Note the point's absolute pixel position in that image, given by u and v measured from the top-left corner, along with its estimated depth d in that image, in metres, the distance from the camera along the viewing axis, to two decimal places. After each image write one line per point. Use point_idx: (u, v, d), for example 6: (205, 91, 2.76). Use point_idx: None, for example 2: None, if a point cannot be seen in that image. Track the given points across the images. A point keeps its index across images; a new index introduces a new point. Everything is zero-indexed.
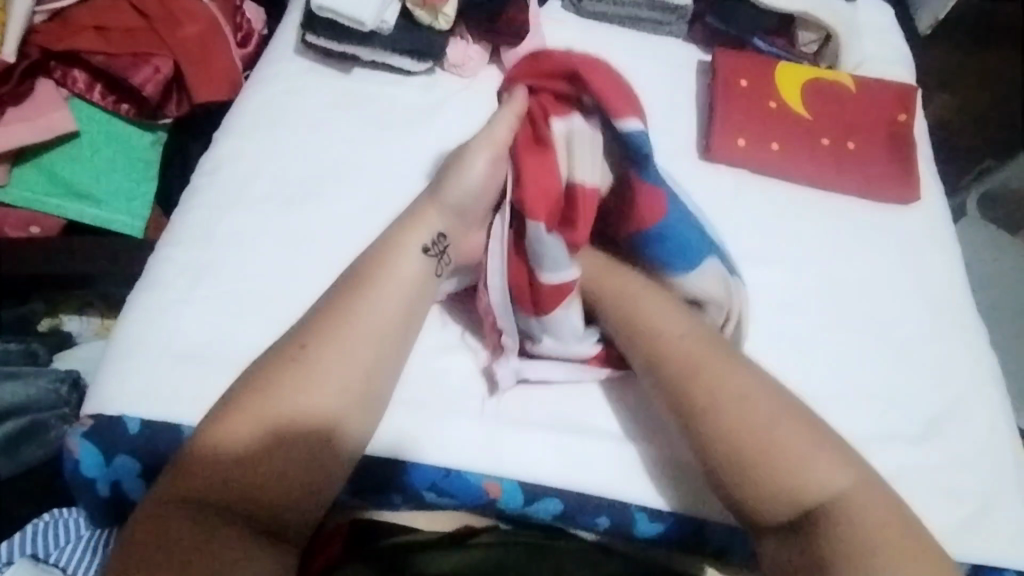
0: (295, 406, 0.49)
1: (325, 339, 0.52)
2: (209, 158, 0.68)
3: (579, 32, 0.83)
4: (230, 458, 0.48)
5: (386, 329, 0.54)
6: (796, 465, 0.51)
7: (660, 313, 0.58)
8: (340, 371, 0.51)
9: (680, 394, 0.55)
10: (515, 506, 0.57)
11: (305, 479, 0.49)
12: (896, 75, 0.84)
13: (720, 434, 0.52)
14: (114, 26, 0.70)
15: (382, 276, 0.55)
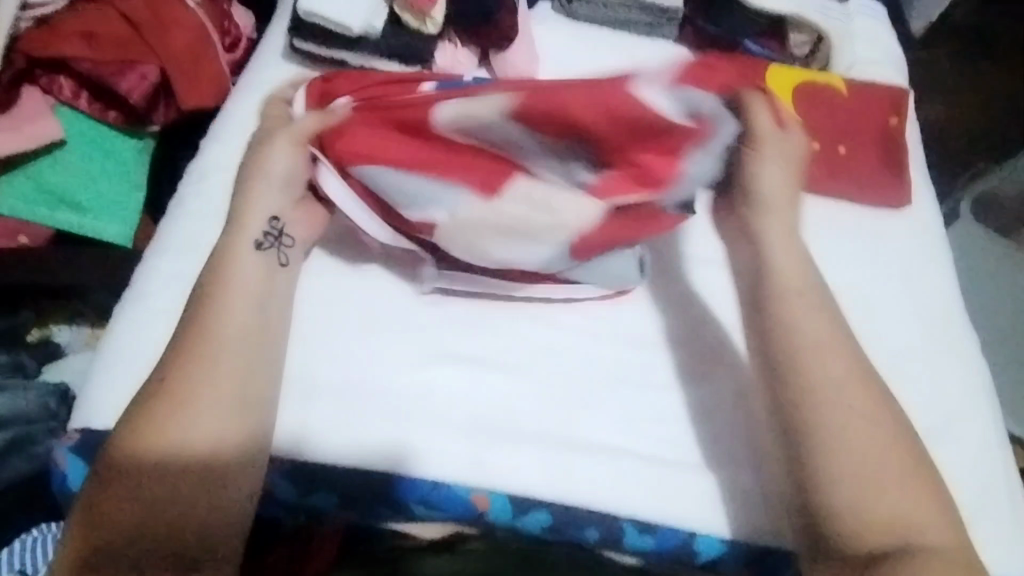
0: (161, 424, 0.50)
1: (186, 354, 0.52)
2: (197, 166, 0.68)
3: (570, 35, 0.83)
4: (126, 487, 0.48)
5: (245, 330, 0.54)
6: (888, 486, 0.50)
7: (804, 301, 0.57)
8: (207, 378, 0.52)
9: (784, 381, 0.54)
10: (504, 518, 0.57)
11: (209, 492, 0.49)
12: (887, 78, 0.84)
13: (816, 431, 0.52)
14: (99, 33, 0.69)
15: (230, 286, 0.56)
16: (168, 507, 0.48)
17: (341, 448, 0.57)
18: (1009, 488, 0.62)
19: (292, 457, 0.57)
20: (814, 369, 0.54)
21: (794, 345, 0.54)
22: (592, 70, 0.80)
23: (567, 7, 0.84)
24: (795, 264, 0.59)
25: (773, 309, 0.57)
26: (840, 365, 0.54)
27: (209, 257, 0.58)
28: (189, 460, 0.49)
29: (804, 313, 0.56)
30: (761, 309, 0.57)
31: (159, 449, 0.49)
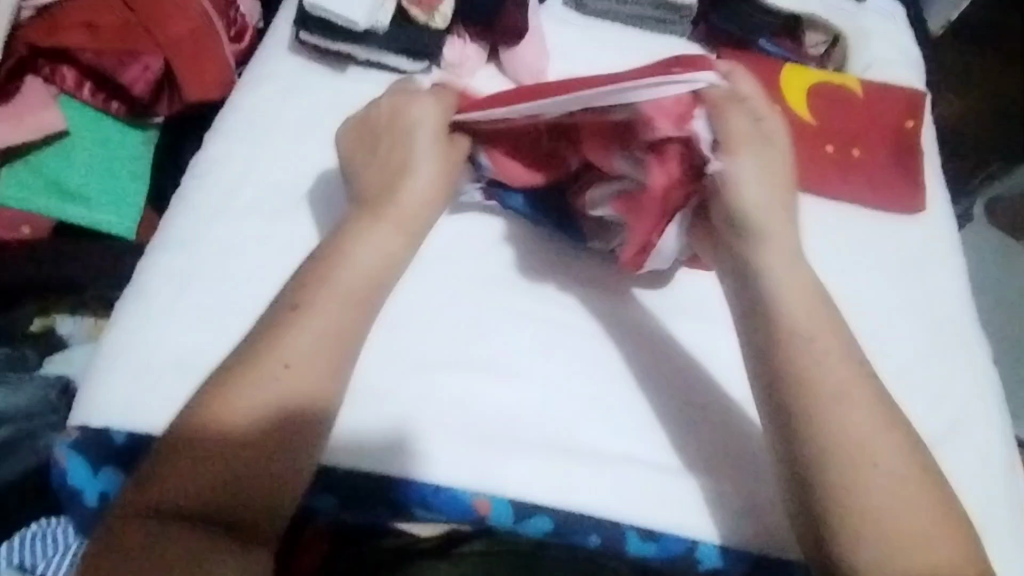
0: (253, 397, 0.49)
1: (291, 327, 0.52)
2: (200, 159, 0.67)
3: (580, 30, 0.81)
4: (202, 450, 0.48)
5: (351, 311, 0.53)
6: (905, 544, 0.48)
7: (800, 319, 0.53)
8: (315, 360, 0.51)
9: (808, 418, 0.50)
10: (505, 521, 0.56)
11: (283, 472, 0.49)
12: (904, 79, 0.82)
13: (846, 478, 0.48)
14: (102, 22, 0.69)
15: (350, 266, 0.54)
16: (233, 485, 0.47)
17: (341, 446, 0.56)
18: (1014, 503, 0.61)
19: None
20: (818, 371, 0.51)
21: (819, 383, 0.51)
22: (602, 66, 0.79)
23: (578, 1, 0.82)
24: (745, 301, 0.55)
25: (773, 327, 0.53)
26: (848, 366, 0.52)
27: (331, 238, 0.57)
28: (265, 445, 0.48)
29: (824, 347, 0.52)
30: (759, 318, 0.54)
31: (252, 417, 0.49)
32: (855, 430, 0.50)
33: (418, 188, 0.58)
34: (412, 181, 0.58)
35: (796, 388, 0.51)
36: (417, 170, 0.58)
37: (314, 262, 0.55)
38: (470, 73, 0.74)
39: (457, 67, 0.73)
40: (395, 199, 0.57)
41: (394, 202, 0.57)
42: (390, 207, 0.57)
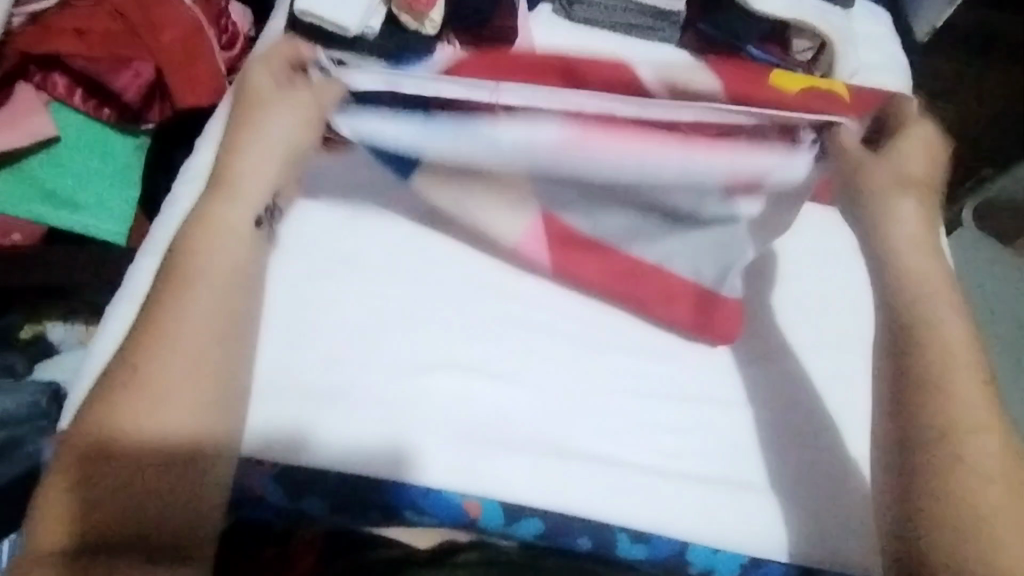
0: (128, 416, 0.49)
1: (143, 340, 0.51)
2: (191, 166, 0.68)
3: (569, 37, 0.82)
4: (104, 471, 0.48)
5: (209, 296, 0.54)
6: (978, 489, 0.50)
7: (943, 305, 0.56)
8: (162, 369, 0.50)
9: (939, 404, 0.52)
10: (495, 525, 0.56)
11: (184, 480, 0.49)
12: (890, 84, 0.84)
13: (959, 471, 0.50)
14: (94, 29, 0.69)
15: (198, 264, 0.54)
16: (137, 496, 0.48)
17: (332, 451, 0.57)
18: None
19: (281, 463, 0.56)
20: (941, 323, 0.55)
21: (951, 368, 0.53)
22: (591, 72, 0.80)
23: (567, 9, 0.83)
24: (933, 265, 0.58)
25: (918, 325, 0.55)
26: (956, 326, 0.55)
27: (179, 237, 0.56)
28: (156, 457, 0.49)
29: (957, 338, 0.55)
30: (902, 310, 0.56)
31: (133, 440, 0.49)
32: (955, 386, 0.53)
33: (245, 176, 0.57)
34: (247, 168, 0.57)
35: (928, 378, 0.53)
36: (236, 160, 0.57)
37: (162, 268, 0.55)
38: None
39: None
40: (237, 189, 0.57)
41: (225, 193, 0.57)
42: (230, 198, 0.57)
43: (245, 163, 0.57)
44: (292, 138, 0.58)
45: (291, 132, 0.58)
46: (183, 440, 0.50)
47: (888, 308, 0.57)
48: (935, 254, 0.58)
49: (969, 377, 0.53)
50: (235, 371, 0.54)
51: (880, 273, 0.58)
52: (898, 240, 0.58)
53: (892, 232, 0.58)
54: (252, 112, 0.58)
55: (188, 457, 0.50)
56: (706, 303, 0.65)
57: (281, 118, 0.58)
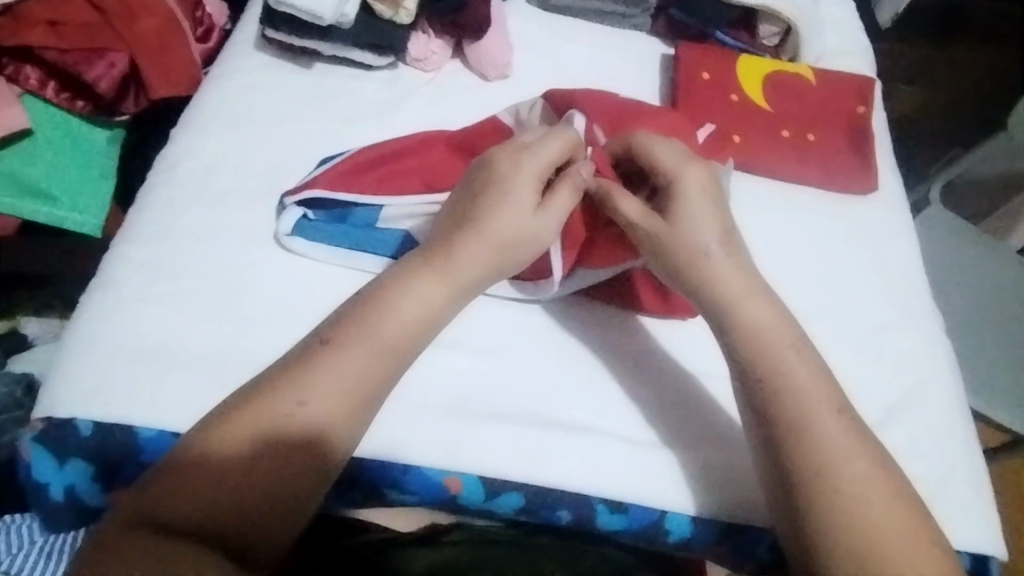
0: (286, 434, 0.48)
1: (307, 372, 0.50)
2: (167, 155, 0.68)
3: (542, 25, 0.83)
4: (206, 476, 0.47)
5: (386, 362, 0.52)
6: (879, 523, 0.48)
7: (783, 348, 0.54)
8: (323, 398, 0.50)
9: (801, 448, 0.51)
10: (477, 500, 0.58)
11: (281, 498, 0.48)
12: (855, 67, 0.86)
13: (838, 506, 0.49)
14: (65, 21, 0.69)
15: (395, 304, 0.54)
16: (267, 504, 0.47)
17: None
18: (970, 461, 0.64)
19: None
20: (786, 364, 0.54)
21: (806, 409, 0.52)
22: (564, 59, 0.81)
23: None
24: (766, 309, 0.56)
25: (773, 372, 0.53)
26: (807, 365, 0.54)
27: (365, 295, 0.55)
28: (261, 474, 0.47)
29: (808, 380, 0.53)
30: (744, 363, 0.54)
31: (244, 452, 0.48)
32: (825, 429, 0.51)
33: (475, 256, 0.56)
34: (465, 253, 0.56)
35: (788, 418, 0.52)
36: (462, 238, 0.56)
37: (344, 309, 0.54)
38: (434, 68, 0.76)
39: (424, 62, 0.75)
40: (450, 266, 0.56)
41: (440, 269, 0.55)
42: (441, 277, 0.55)
43: (468, 243, 0.56)
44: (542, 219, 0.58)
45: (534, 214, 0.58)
46: (307, 469, 0.49)
47: (734, 362, 0.55)
48: (759, 293, 0.57)
49: (828, 413, 0.52)
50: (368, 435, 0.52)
51: (722, 331, 0.56)
52: (724, 293, 0.56)
53: (717, 288, 0.56)
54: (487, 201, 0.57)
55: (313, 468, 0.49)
56: (661, 287, 0.64)
57: (535, 216, 0.57)
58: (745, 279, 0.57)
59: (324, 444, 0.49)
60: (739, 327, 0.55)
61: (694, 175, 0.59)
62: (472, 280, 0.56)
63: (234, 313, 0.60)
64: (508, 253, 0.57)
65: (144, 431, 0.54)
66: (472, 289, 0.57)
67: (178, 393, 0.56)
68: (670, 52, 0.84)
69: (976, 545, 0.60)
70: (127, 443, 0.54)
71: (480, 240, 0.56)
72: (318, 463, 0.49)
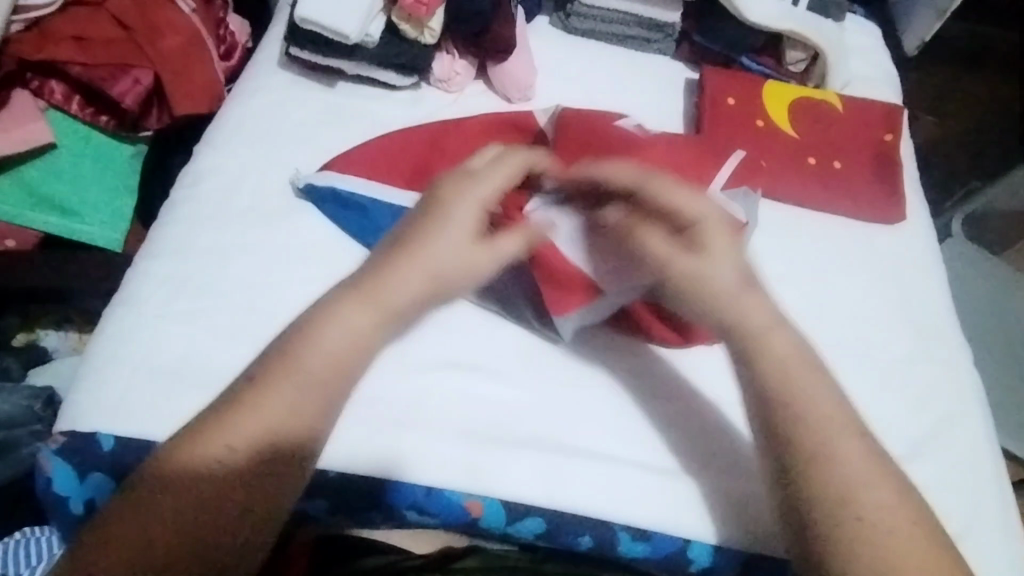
0: (203, 480, 0.46)
1: (228, 418, 0.47)
2: (189, 170, 0.68)
3: (566, 47, 0.83)
4: (150, 514, 0.45)
5: (317, 395, 0.48)
6: (899, 560, 0.47)
7: (806, 376, 0.52)
8: (243, 435, 0.46)
9: (825, 472, 0.49)
10: (497, 523, 0.56)
11: (223, 548, 0.45)
12: (881, 94, 0.85)
13: (861, 534, 0.47)
14: (91, 36, 0.70)
15: (311, 350, 0.49)
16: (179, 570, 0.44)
17: (334, 452, 0.56)
18: (1001, 497, 0.62)
19: None
20: (797, 386, 0.52)
21: (832, 437, 0.50)
22: (587, 81, 0.80)
23: (564, 20, 0.84)
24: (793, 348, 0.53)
25: (785, 396, 0.51)
26: (826, 393, 0.52)
27: (298, 320, 0.51)
28: (218, 525, 0.45)
29: (829, 416, 0.51)
30: (760, 384, 0.52)
31: (184, 506, 0.45)
32: (851, 456, 0.49)
33: (407, 286, 0.52)
34: (394, 277, 0.52)
35: (808, 443, 0.50)
36: (400, 267, 0.52)
37: (264, 353, 0.50)
38: (458, 88, 0.76)
39: (448, 82, 0.75)
40: (384, 292, 0.51)
41: (376, 301, 0.51)
42: (410, 259, 0.53)
43: (408, 276, 0.52)
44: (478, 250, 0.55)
45: (469, 242, 0.55)
46: (248, 520, 0.46)
47: (752, 388, 0.53)
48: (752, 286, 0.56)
49: (852, 441, 0.50)
50: (317, 426, 0.48)
51: (742, 356, 0.53)
52: (748, 327, 0.54)
53: (746, 319, 0.54)
54: (415, 237, 0.53)
55: (264, 510, 0.46)
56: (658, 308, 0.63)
57: (461, 238, 0.54)
58: (767, 313, 0.54)
59: (258, 492, 0.46)
60: (761, 348, 0.53)
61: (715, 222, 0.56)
62: (449, 282, 0.54)
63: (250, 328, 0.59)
64: (449, 273, 0.53)
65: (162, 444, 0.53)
66: (409, 312, 0.52)
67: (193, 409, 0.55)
68: (694, 76, 0.84)
69: None
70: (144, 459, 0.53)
71: (422, 271, 0.52)
72: (261, 507, 0.46)
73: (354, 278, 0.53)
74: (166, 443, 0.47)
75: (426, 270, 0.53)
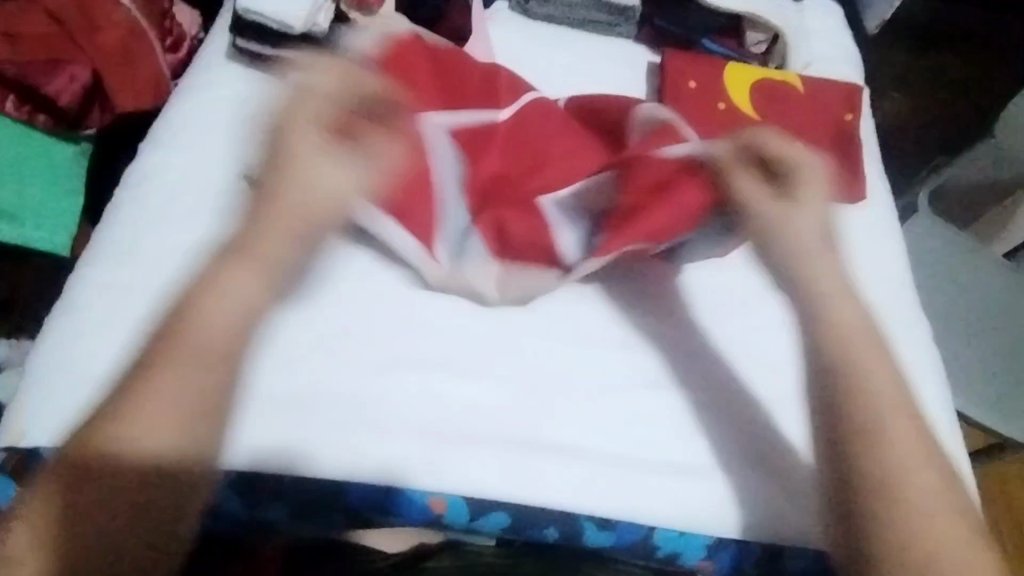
0: (111, 454, 0.47)
1: (127, 407, 0.47)
2: (135, 170, 0.66)
3: (524, 32, 0.81)
4: (72, 513, 0.47)
5: (216, 368, 0.49)
6: (929, 534, 0.47)
7: (870, 352, 0.53)
8: (146, 427, 0.47)
9: (869, 453, 0.49)
10: (461, 520, 0.56)
11: (128, 510, 0.47)
12: (843, 73, 0.84)
13: (916, 523, 0.47)
14: (22, 32, 0.67)
15: (189, 334, 0.49)
16: (137, 537, 0.47)
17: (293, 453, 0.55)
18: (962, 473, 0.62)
19: (236, 469, 0.54)
20: (854, 369, 0.52)
21: (879, 413, 0.50)
22: (546, 67, 0.79)
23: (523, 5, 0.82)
24: (862, 332, 0.53)
25: (849, 379, 0.51)
26: (887, 368, 0.52)
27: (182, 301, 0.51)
28: (148, 479, 0.47)
29: (899, 423, 0.50)
30: (830, 380, 0.52)
31: (87, 493, 0.46)
32: (894, 431, 0.50)
33: (323, 186, 0.52)
34: (269, 236, 0.52)
35: (860, 419, 0.50)
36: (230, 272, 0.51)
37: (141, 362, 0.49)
38: None
39: None
40: (254, 253, 0.51)
41: (253, 260, 0.51)
42: (278, 210, 0.52)
43: (278, 230, 0.51)
44: (344, 175, 0.53)
45: (337, 169, 0.53)
46: (129, 479, 0.47)
47: (818, 367, 0.53)
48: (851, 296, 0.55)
49: (891, 415, 0.50)
50: (231, 314, 0.50)
51: (815, 339, 0.53)
52: (835, 304, 0.54)
53: (840, 317, 0.53)
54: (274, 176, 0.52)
55: (190, 465, 0.48)
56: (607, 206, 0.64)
57: (330, 164, 0.52)
58: (857, 310, 0.54)
59: (155, 459, 0.47)
60: (837, 345, 0.53)
61: (811, 171, 0.58)
62: (326, 211, 0.53)
63: None
64: (326, 215, 0.53)
65: None
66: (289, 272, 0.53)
67: None
68: (656, 59, 0.82)
69: None
70: None
71: (291, 213, 0.52)
72: (174, 471, 0.47)
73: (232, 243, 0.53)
74: (87, 421, 0.49)
75: (296, 206, 0.52)
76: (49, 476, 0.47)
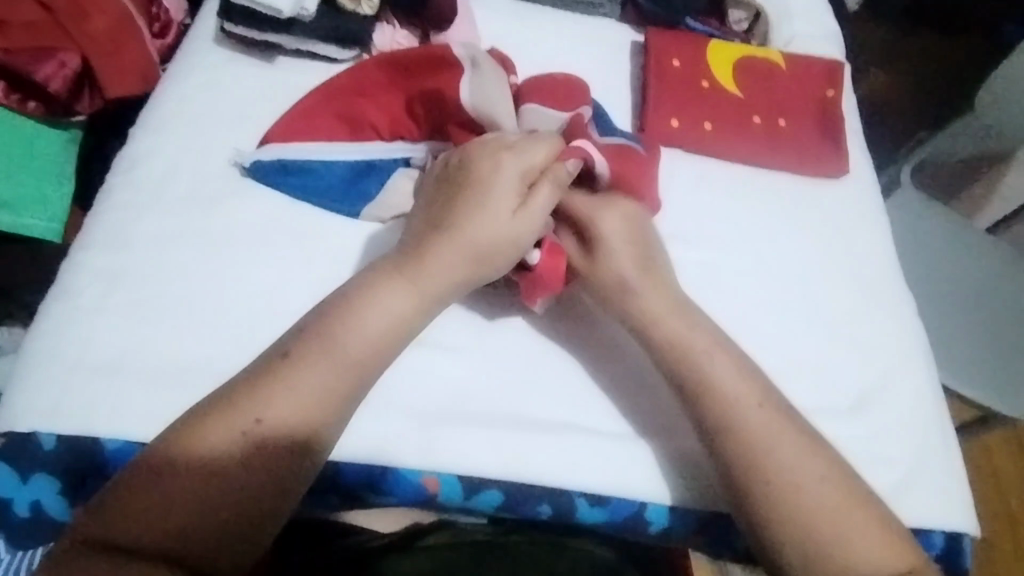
0: (205, 437, 0.47)
1: (264, 388, 0.48)
2: (124, 157, 0.66)
3: (510, 13, 0.82)
4: (157, 490, 0.45)
5: (354, 375, 0.51)
6: (813, 516, 0.49)
7: (714, 355, 0.56)
8: (293, 402, 0.48)
9: (735, 450, 0.52)
10: (455, 499, 0.57)
11: (249, 505, 0.46)
12: (826, 51, 0.85)
13: (772, 497, 0.50)
14: (13, 18, 0.67)
15: (343, 339, 0.51)
16: (212, 521, 0.45)
17: None
18: (942, 441, 0.64)
19: None
20: (711, 369, 0.55)
21: (732, 410, 0.53)
22: (531, 49, 0.80)
23: None
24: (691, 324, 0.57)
25: (699, 380, 0.55)
26: (726, 363, 0.55)
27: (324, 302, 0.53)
28: (254, 472, 0.47)
29: (764, 416, 0.53)
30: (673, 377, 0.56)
31: (225, 463, 0.47)
32: (754, 422, 0.52)
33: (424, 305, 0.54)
34: (374, 305, 0.52)
35: (718, 413, 0.53)
36: (382, 292, 0.53)
37: (268, 352, 0.51)
38: None
39: None
40: (423, 274, 0.54)
41: (326, 350, 0.50)
42: (455, 247, 0.55)
43: (384, 294, 0.53)
44: (521, 225, 0.56)
45: (511, 216, 0.56)
46: (266, 464, 0.47)
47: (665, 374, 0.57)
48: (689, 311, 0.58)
49: (758, 410, 0.53)
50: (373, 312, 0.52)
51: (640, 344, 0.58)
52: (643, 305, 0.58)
53: (646, 315, 0.58)
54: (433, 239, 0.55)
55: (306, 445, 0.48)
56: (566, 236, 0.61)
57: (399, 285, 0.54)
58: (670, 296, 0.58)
59: (295, 438, 0.48)
60: (678, 356, 0.56)
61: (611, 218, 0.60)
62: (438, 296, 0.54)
63: (198, 315, 0.58)
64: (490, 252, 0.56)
65: (110, 442, 0.54)
66: (441, 299, 0.55)
67: (145, 402, 0.55)
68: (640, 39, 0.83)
69: (942, 524, 0.60)
70: (89, 456, 0.54)
71: (409, 290, 0.54)
72: (296, 451, 0.48)
73: (396, 257, 0.55)
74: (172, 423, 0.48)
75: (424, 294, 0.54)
76: (161, 446, 0.47)
